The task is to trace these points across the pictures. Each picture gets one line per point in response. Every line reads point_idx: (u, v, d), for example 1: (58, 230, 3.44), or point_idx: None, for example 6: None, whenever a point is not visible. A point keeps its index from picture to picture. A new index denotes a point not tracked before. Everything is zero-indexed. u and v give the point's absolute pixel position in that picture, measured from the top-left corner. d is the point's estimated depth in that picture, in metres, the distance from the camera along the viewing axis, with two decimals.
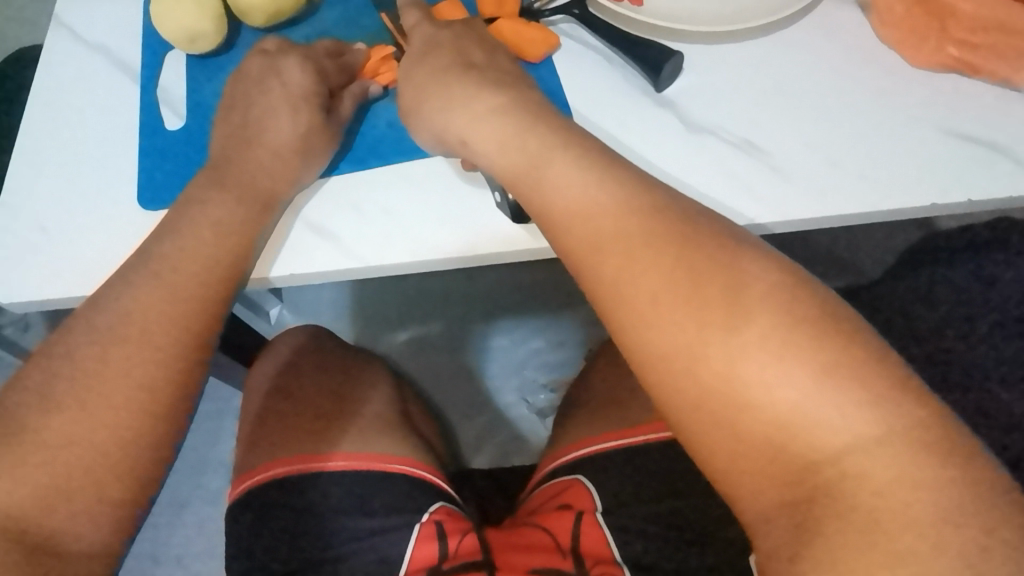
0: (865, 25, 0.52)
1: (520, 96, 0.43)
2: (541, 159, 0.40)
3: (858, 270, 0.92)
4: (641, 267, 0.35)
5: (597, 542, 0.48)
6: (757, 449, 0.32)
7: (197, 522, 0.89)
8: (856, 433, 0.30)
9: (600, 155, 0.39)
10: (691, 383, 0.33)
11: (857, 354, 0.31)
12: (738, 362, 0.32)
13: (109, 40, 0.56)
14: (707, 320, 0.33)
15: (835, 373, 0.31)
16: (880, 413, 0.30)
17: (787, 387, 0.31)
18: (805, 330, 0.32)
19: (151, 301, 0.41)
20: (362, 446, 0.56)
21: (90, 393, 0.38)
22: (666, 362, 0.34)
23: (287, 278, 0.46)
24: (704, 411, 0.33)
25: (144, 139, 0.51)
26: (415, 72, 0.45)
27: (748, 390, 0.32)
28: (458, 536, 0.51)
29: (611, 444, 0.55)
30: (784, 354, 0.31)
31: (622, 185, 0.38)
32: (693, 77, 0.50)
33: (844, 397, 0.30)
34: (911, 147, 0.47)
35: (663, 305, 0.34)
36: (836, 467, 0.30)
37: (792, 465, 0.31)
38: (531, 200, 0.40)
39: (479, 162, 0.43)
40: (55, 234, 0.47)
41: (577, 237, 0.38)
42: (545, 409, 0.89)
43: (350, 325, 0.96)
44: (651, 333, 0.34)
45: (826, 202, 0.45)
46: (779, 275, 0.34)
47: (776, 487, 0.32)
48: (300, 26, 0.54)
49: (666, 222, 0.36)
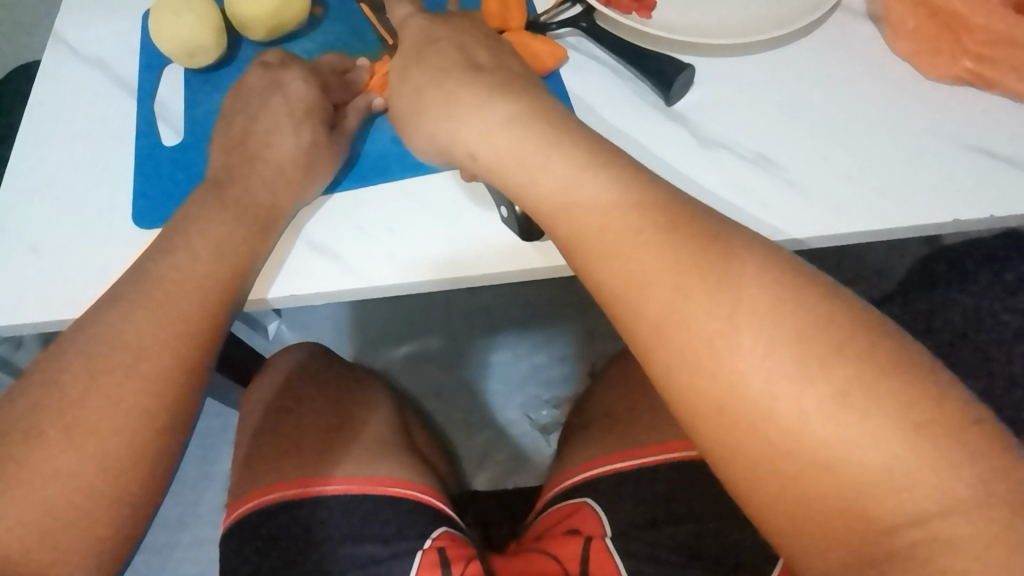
0: (876, 38, 0.51)
1: (548, 114, 0.41)
2: (567, 180, 0.38)
3: (867, 285, 0.90)
4: (681, 295, 0.33)
5: (605, 569, 0.46)
6: (833, 510, 0.30)
7: (191, 546, 0.87)
8: (949, 495, 0.28)
9: (631, 174, 0.37)
10: (756, 438, 0.31)
11: (948, 411, 0.29)
12: (818, 418, 0.30)
13: (107, 54, 0.55)
14: (777, 369, 0.31)
15: (925, 432, 0.29)
16: (975, 474, 0.28)
17: (849, 429, 0.29)
18: (860, 366, 0.30)
19: (146, 322, 0.39)
20: (363, 469, 0.55)
21: (81, 419, 0.36)
22: (706, 397, 0.32)
23: (287, 299, 0.44)
24: (745, 448, 0.31)
25: (141, 154, 0.49)
26: (413, 73, 0.44)
27: (806, 430, 0.30)
28: (462, 563, 0.49)
29: (620, 466, 0.53)
30: (870, 411, 0.29)
31: (668, 216, 0.36)
32: (704, 90, 0.49)
33: (896, 433, 0.29)
34: (951, 169, 0.45)
35: (722, 350, 0.32)
36: (922, 530, 0.28)
37: (869, 526, 0.29)
38: (572, 234, 0.37)
39: (490, 178, 0.41)
40: (47, 252, 0.46)
41: (619, 272, 0.35)
42: (548, 425, 0.88)
43: (348, 340, 0.94)
44: (707, 380, 0.32)
45: (858, 219, 0.44)
46: (828, 302, 0.32)
47: (847, 550, 0.30)
48: (301, 40, 0.53)
49: (725, 260, 0.34)
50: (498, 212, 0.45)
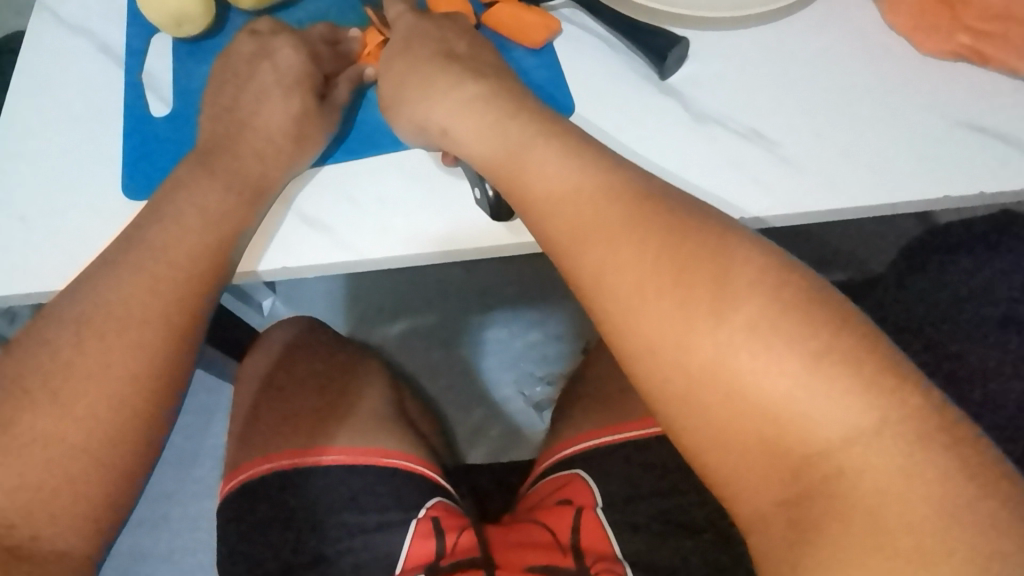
0: (874, 12, 0.51)
1: (505, 87, 0.43)
2: (521, 144, 0.40)
3: (852, 263, 0.91)
4: (613, 247, 0.36)
5: (597, 537, 0.47)
6: (750, 444, 0.32)
7: (186, 517, 0.88)
8: (849, 425, 0.30)
9: (575, 139, 0.39)
10: (680, 378, 0.33)
11: (849, 345, 0.31)
12: (727, 354, 0.32)
13: (93, 22, 0.54)
14: (693, 312, 0.33)
15: (812, 364, 0.31)
16: (874, 404, 0.30)
17: (760, 360, 0.32)
18: (770, 304, 0.32)
19: (136, 291, 0.39)
20: (358, 441, 0.55)
21: (74, 385, 0.37)
22: (639, 341, 0.35)
23: (279, 271, 0.44)
24: (675, 386, 0.34)
25: (129, 125, 0.49)
26: (394, 62, 0.45)
27: (721, 364, 0.32)
28: (455, 533, 0.50)
29: (610, 439, 0.54)
30: (772, 344, 0.32)
31: (604, 171, 0.38)
32: (699, 64, 0.49)
33: (806, 362, 0.31)
34: (922, 137, 0.46)
35: (649, 298, 0.34)
36: (831, 462, 0.31)
37: (787, 460, 0.31)
38: (522, 195, 0.39)
39: (460, 153, 0.42)
40: (35, 222, 0.46)
41: (565, 232, 0.37)
42: (541, 402, 0.89)
43: (342, 315, 0.95)
44: (639, 329, 0.35)
45: (834, 194, 0.44)
46: (750, 251, 0.34)
47: (775, 486, 0.32)
48: (293, 9, 0.52)
49: (654, 214, 0.36)
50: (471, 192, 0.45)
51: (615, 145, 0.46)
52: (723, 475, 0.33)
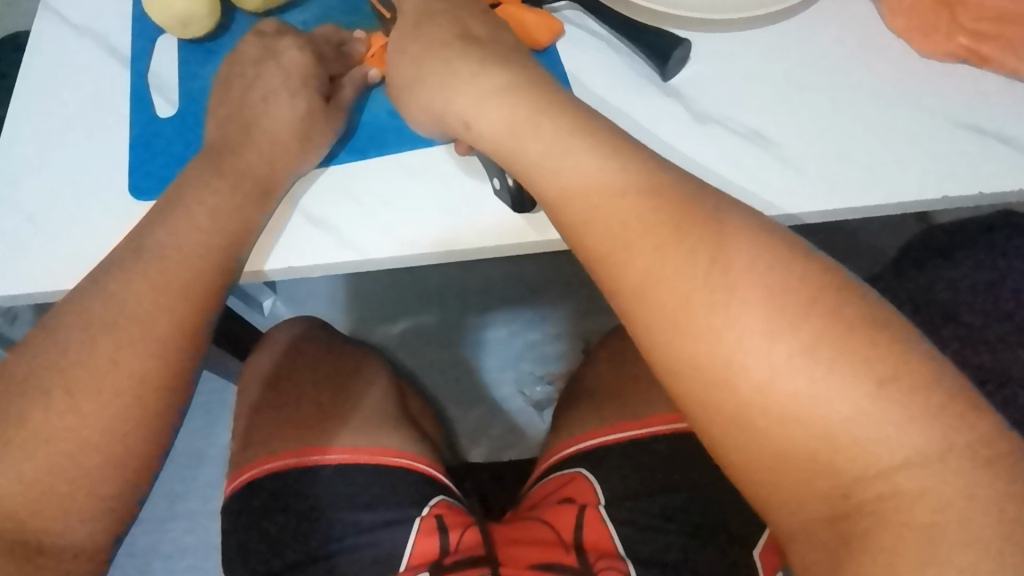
0: (873, 15, 0.51)
1: (537, 83, 0.41)
2: (555, 148, 0.38)
3: (855, 260, 0.92)
4: (660, 257, 0.35)
5: (599, 534, 0.48)
6: (799, 462, 0.31)
7: (189, 517, 0.88)
8: (911, 448, 0.29)
9: (613, 141, 0.38)
10: (729, 395, 0.32)
11: (915, 368, 0.30)
12: (785, 375, 0.31)
13: (98, 24, 0.54)
14: (746, 326, 0.32)
15: (876, 389, 0.30)
16: (937, 428, 0.30)
17: (817, 384, 0.30)
18: (830, 323, 0.31)
19: (146, 290, 0.39)
20: (361, 440, 0.56)
21: (85, 384, 0.37)
22: (687, 356, 0.33)
23: (286, 271, 0.45)
24: (722, 405, 0.32)
25: (135, 126, 0.49)
26: (409, 46, 0.44)
27: (775, 386, 0.31)
28: (458, 530, 0.50)
29: (613, 437, 0.54)
30: (840, 366, 0.30)
31: (649, 179, 0.37)
32: (701, 65, 0.49)
33: (871, 389, 0.30)
34: (937, 145, 0.46)
35: (698, 309, 0.33)
36: (887, 482, 0.30)
37: (839, 479, 0.30)
38: (557, 199, 0.38)
39: (486, 149, 0.41)
40: (43, 224, 0.46)
41: (602, 235, 0.36)
42: (541, 401, 0.89)
43: (343, 315, 0.95)
44: (684, 337, 0.33)
45: (834, 195, 0.45)
46: (806, 265, 0.33)
47: (820, 502, 0.31)
48: (298, 10, 0.52)
49: (702, 223, 0.35)
50: (490, 183, 0.45)
51: None
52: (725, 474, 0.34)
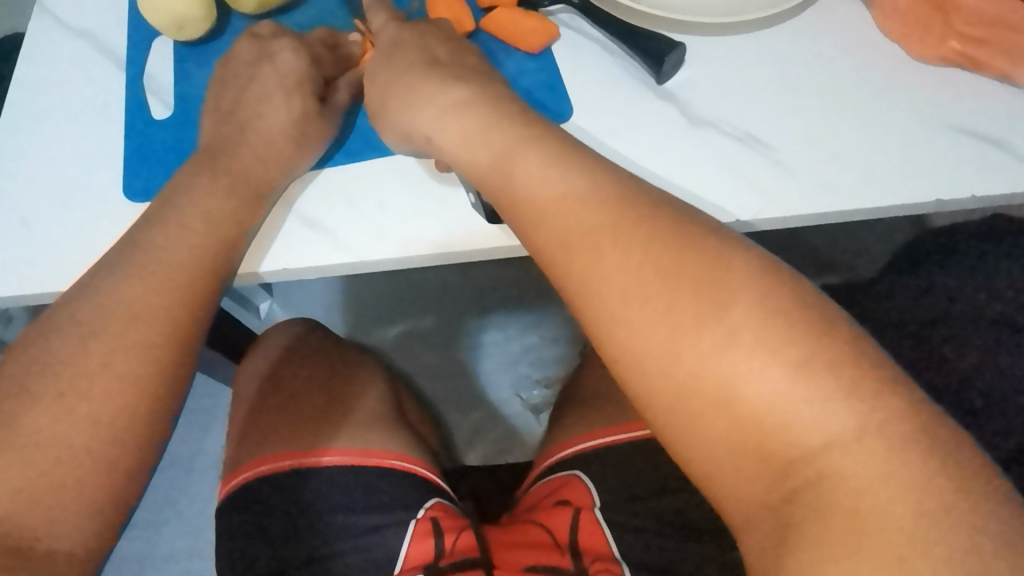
0: (866, 19, 0.51)
1: (484, 86, 0.42)
2: (501, 145, 0.39)
3: (847, 268, 0.92)
4: (598, 249, 0.35)
5: (594, 539, 0.48)
6: (732, 447, 0.31)
7: (185, 521, 0.88)
8: (831, 430, 0.30)
9: (555, 137, 0.39)
10: (662, 383, 0.33)
11: (830, 350, 0.31)
12: (709, 360, 0.32)
13: (95, 25, 0.54)
14: (677, 317, 0.33)
15: (804, 369, 0.30)
16: (854, 409, 0.30)
17: (743, 367, 0.31)
18: (754, 308, 0.32)
19: (140, 293, 0.39)
20: (355, 442, 0.55)
21: (79, 386, 0.37)
22: (627, 347, 0.34)
23: (280, 273, 0.45)
24: (660, 392, 0.33)
25: (130, 127, 0.49)
26: (379, 72, 0.44)
27: (705, 370, 0.32)
28: (454, 533, 0.50)
29: (606, 441, 0.54)
30: (756, 351, 0.31)
31: (585, 171, 0.37)
32: (696, 69, 0.49)
33: (790, 369, 0.31)
34: (900, 142, 0.46)
35: (636, 299, 0.34)
36: (812, 467, 0.30)
37: (769, 464, 0.31)
38: (507, 200, 0.39)
39: (436, 148, 0.42)
40: (38, 225, 0.46)
41: (547, 231, 0.37)
42: (539, 405, 0.89)
43: (340, 317, 0.95)
44: (621, 331, 0.34)
45: (821, 196, 0.45)
46: (736, 253, 0.34)
47: (757, 488, 0.31)
48: (294, 13, 0.53)
49: (636, 216, 0.35)
50: (466, 196, 0.45)
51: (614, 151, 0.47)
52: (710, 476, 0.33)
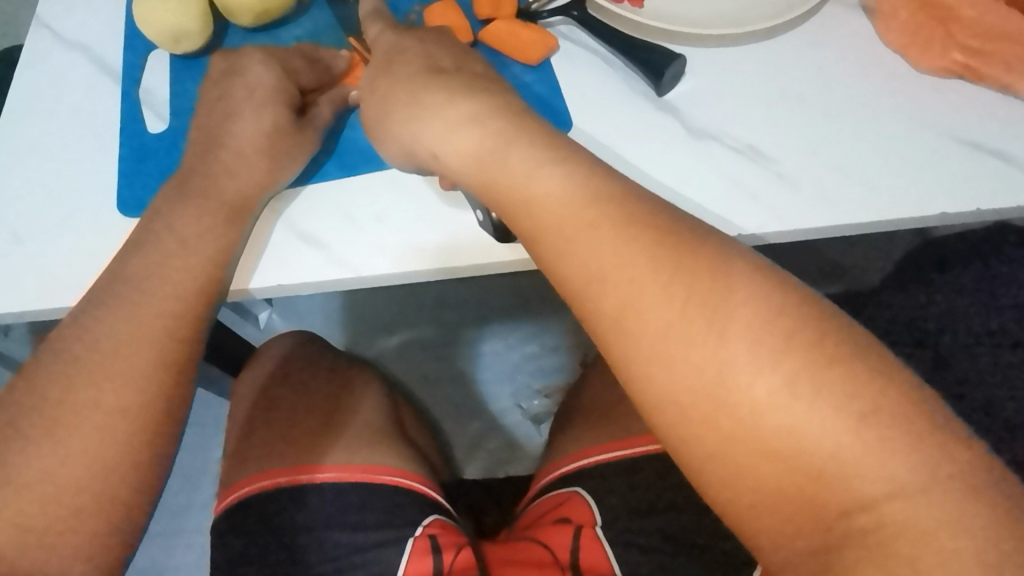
0: (866, 28, 0.51)
1: (509, 109, 0.41)
2: (531, 174, 0.38)
3: (855, 274, 0.92)
4: (637, 286, 0.34)
5: (595, 556, 0.47)
6: (782, 494, 0.31)
7: (186, 536, 0.87)
8: (895, 479, 0.29)
9: (588, 167, 0.38)
10: (710, 427, 0.32)
11: (895, 397, 0.30)
12: (766, 406, 0.31)
13: (91, 39, 0.54)
14: (726, 357, 0.31)
15: (869, 422, 0.29)
16: (920, 458, 0.29)
17: (800, 417, 0.30)
18: (811, 354, 0.31)
19: (136, 313, 0.39)
20: (352, 457, 0.55)
21: (75, 409, 0.37)
22: (667, 390, 0.33)
23: (273, 289, 0.44)
24: (703, 437, 0.32)
25: (126, 143, 0.49)
26: (381, 83, 0.43)
27: (760, 419, 0.31)
28: (453, 551, 0.49)
29: (609, 456, 0.53)
30: (822, 397, 0.30)
31: (620, 203, 0.36)
32: (695, 80, 0.49)
33: (852, 421, 0.29)
34: (908, 154, 0.46)
35: (677, 341, 0.33)
36: (870, 515, 0.29)
37: (823, 510, 0.30)
38: (533, 232, 0.38)
39: (457, 181, 0.41)
40: (32, 242, 0.45)
41: (578, 266, 0.36)
42: (540, 415, 0.88)
43: (339, 328, 0.94)
44: (665, 372, 0.33)
45: (829, 212, 0.44)
46: (784, 291, 0.33)
47: (804, 534, 0.30)
48: (291, 26, 0.52)
49: (676, 253, 0.34)
50: (474, 214, 0.45)
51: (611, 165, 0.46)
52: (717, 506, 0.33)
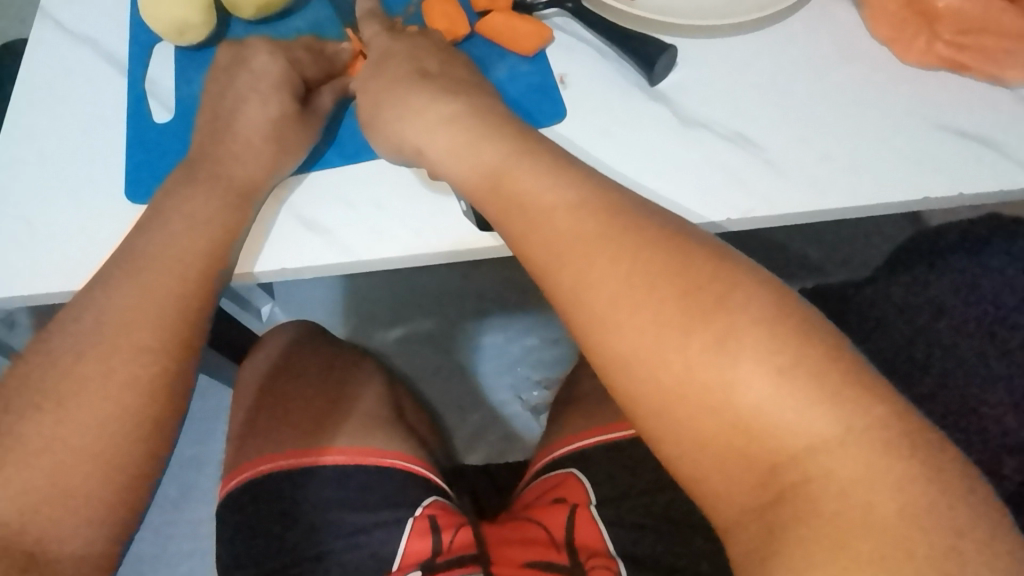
0: (854, 20, 0.52)
1: (483, 109, 0.43)
2: (496, 162, 0.40)
3: (853, 266, 0.92)
4: (585, 260, 0.36)
5: (590, 535, 0.48)
6: (720, 453, 0.32)
7: (190, 524, 0.88)
8: (819, 433, 0.30)
9: (544, 152, 0.40)
10: (651, 391, 0.33)
11: (815, 355, 0.31)
12: (698, 367, 0.32)
13: (97, 32, 0.55)
14: (662, 324, 0.33)
15: (790, 374, 0.31)
16: (840, 413, 0.30)
17: (727, 372, 0.32)
18: (737, 317, 0.32)
19: (141, 297, 0.40)
20: (357, 441, 0.56)
21: (84, 390, 0.38)
22: (614, 357, 0.34)
23: (277, 273, 0.45)
24: (647, 399, 0.33)
25: (133, 132, 0.50)
26: (371, 84, 0.45)
27: (691, 378, 0.32)
28: (452, 531, 0.50)
29: (602, 438, 0.54)
30: (744, 355, 0.32)
31: (570, 182, 0.38)
32: (687, 70, 0.50)
33: (774, 376, 0.31)
34: (895, 142, 0.47)
35: (621, 310, 0.34)
36: (799, 469, 0.30)
37: (758, 467, 0.31)
38: (498, 214, 0.39)
39: (439, 173, 0.43)
40: (42, 229, 0.46)
41: (538, 244, 0.37)
42: (538, 406, 0.90)
43: (341, 319, 0.96)
44: (609, 339, 0.34)
45: (814, 192, 0.46)
46: (716, 261, 0.34)
47: (744, 492, 0.31)
48: (292, 19, 0.53)
49: (620, 228, 0.36)
50: (458, 203, 0.46)
51: (608, 157, 0.47)
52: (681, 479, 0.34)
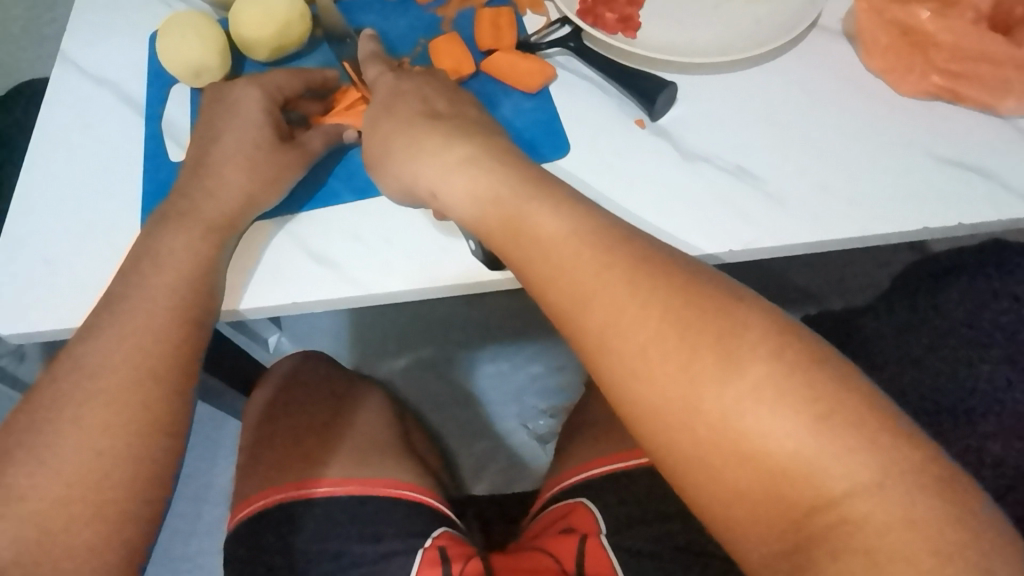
0: (851, 55, 0.54)
1: (496, 152, 0.43)
2: (522, 207, 0.40)
3: (856, 291, 0.93)
4: (617, 309, 0.36)
5: (600, 564, 0.48)
6: (752, 495, 0.32)
7: (196, 556, 0.88)
8: (855, 479, 0.31)
9: (570, 202, 0.40)
10: (686, 436, 0.33)
11: (852, 405, 0.32)
12: (730, 414, 0.33)
13: (116, 74, 0.57)
14: (698, 373, 0.33)
15: (830, 422, 0.31)
16: (878, 458, 0.31)
17: (767, 421, 0.32)
18: (777, 365, 0.33)
19: (154, 336, 0.42)
20: (355, 471, 0.56)
21: (97, 427, 0.39)
22: (643, 401, 0.35)
23: (287, 306, 0.46)
24: (681, 443, 0.34)
25: (148, 170, 0.51)
26: (382, 124, 0.47)
27: (731, 424, 0.33)
28: (461, 561, 0.50)
29: (607, 469, 0.55)
30: (776, 409, 0.32)
31: (594, 228, 0.39)
32: (686, 105, 0.52)
33: (813, 423, 0.31)
34: (897, 171, 0.48)
35: (653, 358, 0.35)
36: (835, 512, 0.31)
37: (789, 511, 0.31)
38: (520, 260, 0.40)
39: (450, 215, 0.44)
40: (59, 266, 0.48)
41: (565, 290, 0.38)
42: (545, 435, 0.89)
43: (348, 348, 0.97)
44: (642, 385, 0.35)
45: (819, 227, 0.46)
46: (744, 307, 0.35)
47: (776, 534, 0.32)
48: (304, 60, 0.55)
49: (649, 276, 0.36)
50: (467, 244, 0.47)
51: (615, 189, 0.49)
52: (699, 515, 0.34)
